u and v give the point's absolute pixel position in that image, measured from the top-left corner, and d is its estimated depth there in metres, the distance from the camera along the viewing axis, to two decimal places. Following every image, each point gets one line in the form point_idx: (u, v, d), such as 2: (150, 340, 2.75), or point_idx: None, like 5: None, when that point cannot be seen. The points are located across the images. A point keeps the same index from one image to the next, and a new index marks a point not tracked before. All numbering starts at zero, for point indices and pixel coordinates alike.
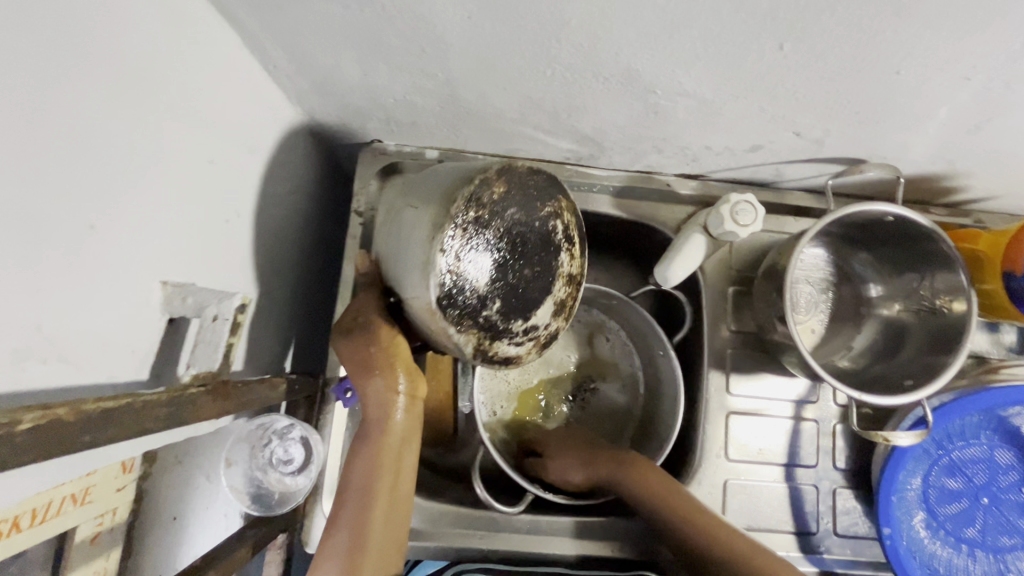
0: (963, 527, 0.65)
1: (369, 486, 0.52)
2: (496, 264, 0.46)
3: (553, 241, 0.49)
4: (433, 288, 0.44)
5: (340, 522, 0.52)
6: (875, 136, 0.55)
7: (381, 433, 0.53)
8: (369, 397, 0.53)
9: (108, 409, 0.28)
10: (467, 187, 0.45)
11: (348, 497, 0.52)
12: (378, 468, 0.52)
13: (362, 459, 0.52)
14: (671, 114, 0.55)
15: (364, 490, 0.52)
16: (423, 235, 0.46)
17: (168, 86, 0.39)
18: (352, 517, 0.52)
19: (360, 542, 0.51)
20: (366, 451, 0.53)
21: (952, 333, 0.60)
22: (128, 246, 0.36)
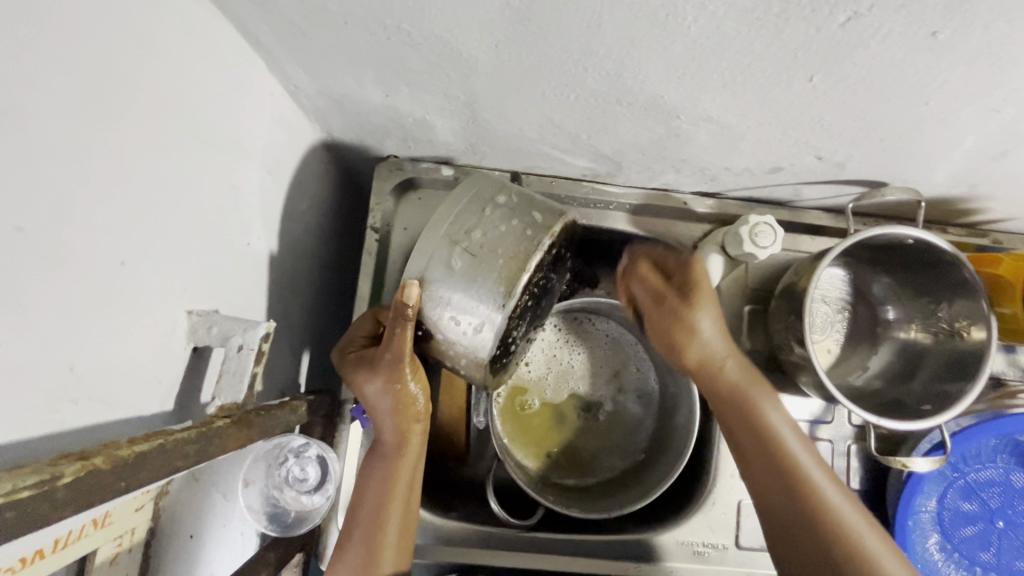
0: (978, 551, 0.65)
1: (382, 503, 0.54)
2: (527, 320, 0.53)
3: (558, 269, 0.56)
4: (487, 344, 0.49)
5: (354, 539, 0.53)
6: (898, 161, 0.54)
7: (397, 451, 0.55)
8: (386, 426, 0.55)
9: (141, 453, 0.28)
10: (534, 259, 0.49)
11: (362, 515, 0.54)
12: (391, 486, 0.55)
13: (377, 478, 0.55)
14: (693, 137, 0.54)
15: (378, 507, 0.54)
16: (486, 293, 0.48)
17: (193, 116, 0.39)
18: (365, 535, 0.53)
19: (374, 558, 0.52)
20: (382, 470, 0.55)
21: (971, 361, 0.60)
22: (153, 279, 0.35)
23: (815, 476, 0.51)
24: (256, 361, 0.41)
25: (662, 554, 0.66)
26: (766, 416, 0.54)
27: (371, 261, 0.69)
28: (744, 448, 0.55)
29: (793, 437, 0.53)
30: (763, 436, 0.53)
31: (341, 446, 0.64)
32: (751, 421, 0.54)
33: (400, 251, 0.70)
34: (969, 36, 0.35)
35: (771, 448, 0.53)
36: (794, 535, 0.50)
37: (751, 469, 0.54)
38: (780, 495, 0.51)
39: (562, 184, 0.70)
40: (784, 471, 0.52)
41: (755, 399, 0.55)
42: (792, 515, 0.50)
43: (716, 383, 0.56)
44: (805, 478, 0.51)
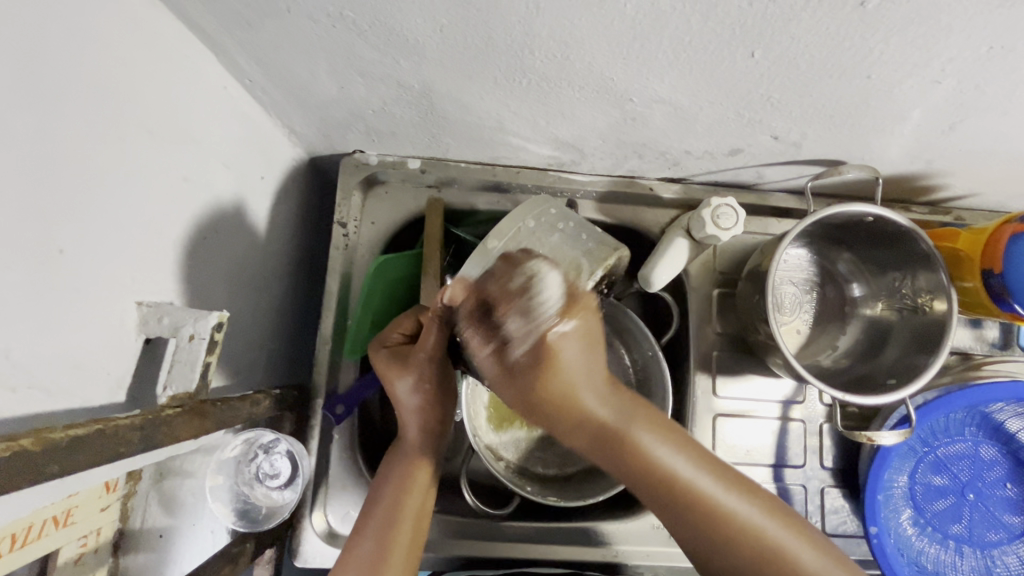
0: (950, 524, 0.65)
1: (402, 493, 0.53)
2: None
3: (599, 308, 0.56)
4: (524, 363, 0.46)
5: (370, 524, 0.52)
6: (851, 138, 0.55)
7: (423, 443, 0.56)
8: (409, 425, 0.56)
9: (77, 436, 0.28)
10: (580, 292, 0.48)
11: (379, 505, 0.53)
12: (411, 476, 0.55)
13: (397, 474, 0.55)
14: (649, 120, 0.55)
15: (397, 496, 0.53)
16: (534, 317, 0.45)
17: (140, 107, 0.39)
18: (378, 529, 0.51)
19: (388, 548, 0.50)
20: (400, 467, 0.55)
21: (934, 333, 0.60)
22: (99, 268, 0.36)
23: (733, 505, 0.45)
24: (208, 350, 0.41)
25: (637, 536, 0.66)
26: (647, 449, 0.46)
27: (341, 256, 0.69)
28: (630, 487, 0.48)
29: (682, 464, 0.46)
30: (655, 486, 0.46)
31: (313, 442, 0.64)
32: (614, 458, 0.46)
33: (370, 245, 0.71)
34: (896, 4, 0.36)
35: (672, 495, 0.46)
36: (724, 568, 0.45)
37: (661, 508, 0.46)
38: (694, 533, 0.45)
39: (528, 174, 0.71)
40: (701, 510, 0.45)
41: (633, 436, 0.46)
42: (712, 551, 0.45)
43: (597, 426, 0.46)
44: (712, 504, 0.45)
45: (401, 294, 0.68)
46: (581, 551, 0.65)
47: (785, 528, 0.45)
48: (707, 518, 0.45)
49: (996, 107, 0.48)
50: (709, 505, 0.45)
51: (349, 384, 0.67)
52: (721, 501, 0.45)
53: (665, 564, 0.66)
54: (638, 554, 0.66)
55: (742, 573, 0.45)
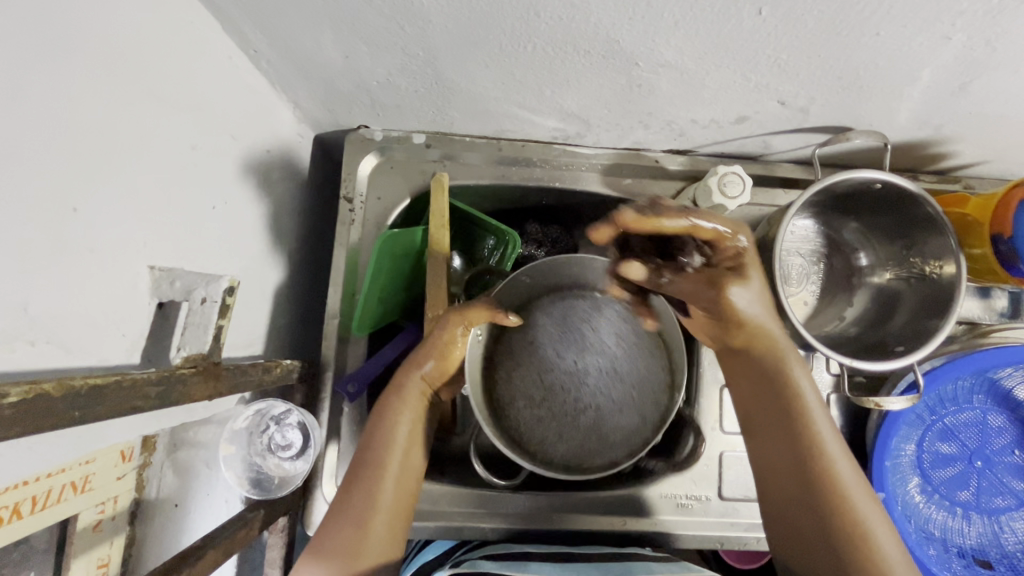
0: (957, 491, 0.65)
1: (383, 452, 0.51)
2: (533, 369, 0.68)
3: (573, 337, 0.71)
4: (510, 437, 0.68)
5: (355, 489, 0.49)
6: (860, 102, 0.55)
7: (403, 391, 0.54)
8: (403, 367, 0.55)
9: (97, 385, 0.29)
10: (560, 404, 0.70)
11: (361, 469, 0.50)
12: (391, 439, 0.52)
13: (383, 418, 0.53)
14: (656, 87, 0.55)
15: (380, 453, 0.51)
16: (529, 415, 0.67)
17: (149, 72, 0.40)
18: (364, 478, 0.50)
19: (370, 505, 0.48)
20: (392, 406, 0.53)
21: (942, 297, 0.60)
22: (109, 228, 0.36)
23: (805, 405, 0.49)
24: (220, 313, 0.45)
25: (645, 507, 0.67)
26: (754, 327, 0.52)
27: (348, 232, 0.69)
28: (770, 420, 0.50)
29: (790, 366, 0.50)
30: (766, 377, 0.51)
31: (324, 414, 0.65)
32: (779, 407, 0.50)
33: (375, 221, 0.70)
34: None
35: (767, 377, 0.51)
36: (779, 471, 0.49)
37: (749, 384, 0.53)
38: (774, 434, 0.49)
39: (533, 148, 0.71)
40: (783, 408, 0.49)
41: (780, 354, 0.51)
42: (780, 455, 0.49)
43: (719, 322, 0.54)
44: (794, 409, 0.49)
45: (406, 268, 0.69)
46: (589, 519, 0.66)
47: (854, 473, 0.46)
48: (790, 422, 0.49)
49: (1007, 66, 0.47)
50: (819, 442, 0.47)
51: (357, 358, 0.68)
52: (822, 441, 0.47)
53: (672, 533, 0.66)
54: (647, 524, 0.67)
55: (786, 474, 0.48)
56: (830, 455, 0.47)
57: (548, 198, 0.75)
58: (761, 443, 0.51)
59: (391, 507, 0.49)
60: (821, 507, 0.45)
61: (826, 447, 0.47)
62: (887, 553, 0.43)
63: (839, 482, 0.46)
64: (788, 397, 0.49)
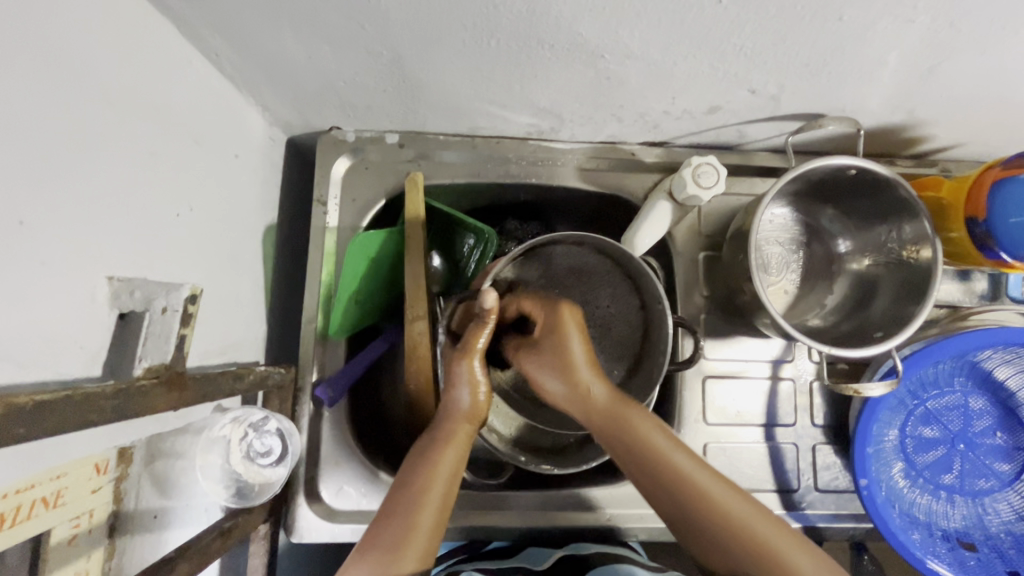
0: (940, 475, 0.65)
1: (429, 473, 0.54)
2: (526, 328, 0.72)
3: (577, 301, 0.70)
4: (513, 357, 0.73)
5: (396, 511, 0.51)
6: (829, 88, 0.54)
7: (461, 419, 0.60)
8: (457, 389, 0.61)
9: (44, 401, 0.28)
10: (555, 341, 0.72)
11: (410, 483, 0.54)
12: (440, 459, 0.56)
13: (432, 443, 0.58)
14: (625, 79, 0.54)
15: (429, 469, 0.55)
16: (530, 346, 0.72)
17: (101, 78, 0.39)
18: (412, 491, 0.53)
19: (414, 518, 0.51)
20: (443, 431, 0.59)
21: (920, 282, 0.60)
22: (60, 239, 0.35)
23: (722, 500, 0.49)
24: (182, 323, 0.45)
25: (631, 501, 0.67)
26: (649, 439, 0.53)
27: (323, 235, 0.68)
28: (659, 491, 0.51)
29: (695, 469, 0.51)
30: (681, 496, 0.50)
31: (304, 419, 0.65)
32: (660, 483, 0.51)
33: (351, 223, 0.69)
34: None
35: (638, 452, 0.53)
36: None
37: (661, 505, 0.52)
38: (718, 541, 0.48)
39: (508, 144, 0.70)
40: (708, 515, 0.49)
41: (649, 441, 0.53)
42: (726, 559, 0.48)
43: (608, 428, 0.55)
44: (717, 510, 0.49)
45: (383, 269, 0.68)
46: (574, 515, 0.67)
47: (804, 552, 0.47)
48: (721, 523, 0.48)
49: (974, 46, 0.47)
50: (726, 512, 0.49)
51: (337, 362, 0.67)
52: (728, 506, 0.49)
53: (659, 526, 0.67)
54: (633, 518, 0.67)
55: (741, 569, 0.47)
56: (769, 542, 0.47)
57: (526, 194, 0.75)
58: (703, 551, 0.50)
59: (435, 520, 0.52)
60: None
61: (755, 528, 0.48)
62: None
63: (787, 563, 0.46)
64: (670, 475, 0.51)
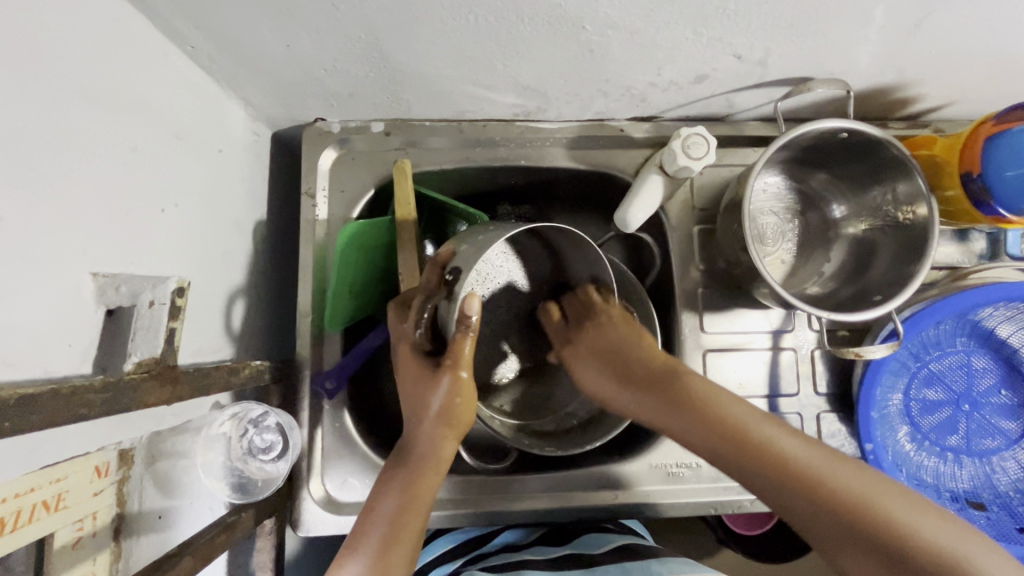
0: (947, 436, 0.65)
1: (410, 499, 0.54)
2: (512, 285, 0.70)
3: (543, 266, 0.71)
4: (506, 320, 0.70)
5: (371, 530, 0.51)
6: (816, 49, 0.53)
7: (432, 452, 0.56)
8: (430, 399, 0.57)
9: (28, 395, 0.28)
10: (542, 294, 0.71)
11: (381, 511, 0.53)
12: (414, 484, 0.55)
13: (406, 466, 0.56)
14: (608, 51, 0.54)
15: (402, 496, 0.54)
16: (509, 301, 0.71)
17: (75, 71, 0.38)
18: (384, 519, 0.52)
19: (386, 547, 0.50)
20: (418, 452, 0.57)
21: (918, 241, 0.59)
22: (40, 235, 0.35)
23: (834, 475, 0.46)
24: (171, 316, 0.41)
25: (636, 479, 0.67)
26: (729, 415, 0.52)
27: (313, 228, 0.68)
28: (748, 467, 0.50)
29: (787, 440, 0.49)
30: (772, 469, 0.48)
31: (304, 413, 0.65)
32: (757, 463, 0.49)
33: (340, 214, 0.69)
34: None
35: (721, 429, 0.52)
36: (860, 561, 0.44)
37: (762, 485, 0.49)
38: (832, 517, 0.45)
39: (496, 127, 0.70)
40: (804, 483, 0.47)
41: (739, 422, 0.51)
42: (843, 544, 0.44)
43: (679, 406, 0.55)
44: (836, 490, 0.45)
45: (376, 258, 0.68)
46: (580, 495, 0.66)
47: (910, 507, 0.44)
48: (812, 490, 0.46)
49: None
50: (815, 478, 0.46)
51: (334, 355, 0.67)
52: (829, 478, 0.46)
53: (665, 502, 0.66)
54: (639, 495, 0.67)
55: (862, 550, 0.43)
56: (882, 507, 0.44)
57: (516, 177, 0.74)
58: (802, 526, 0.47)
59: (404, 547, 0.51)
60: (911, 561, 0.42)
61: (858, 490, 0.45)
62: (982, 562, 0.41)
63: (900, 520, 0.43)
64: (758, 448, 0.50)
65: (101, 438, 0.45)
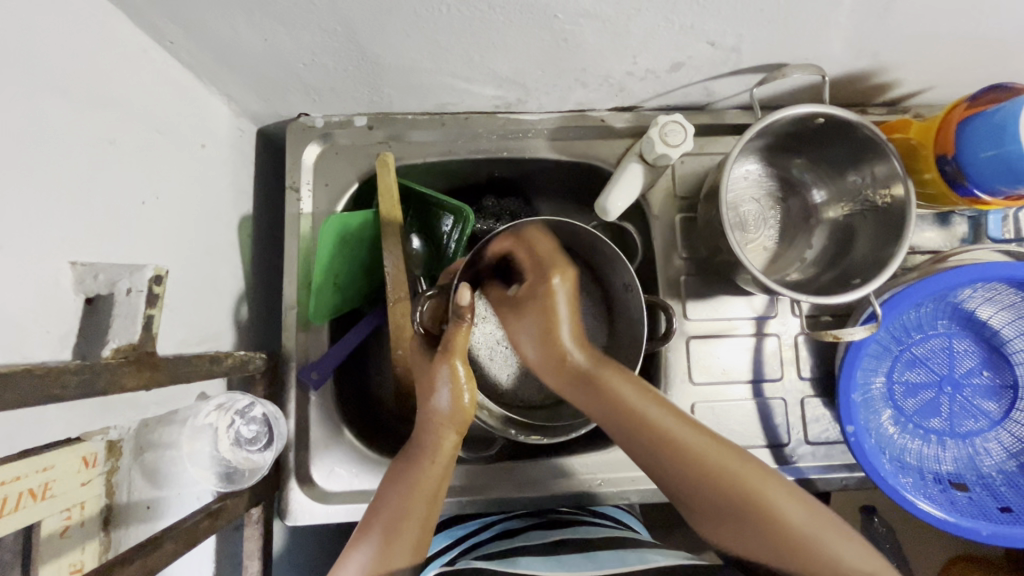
0: (929, 418, 0.66)
1: (410, 491, 0.53)
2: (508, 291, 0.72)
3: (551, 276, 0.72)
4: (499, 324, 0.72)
5: (376, 521, 0.51)
6: (788, 35, 0.54)
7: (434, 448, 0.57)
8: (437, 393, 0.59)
9: (2, 374, 0.28)
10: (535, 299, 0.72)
11: (388, 504, 0.52)
12: (421, 479, 0.55)
13: (411, 462, 0.56)
14: (582, 40, 0.54)
15: (408, 490, 0.53)
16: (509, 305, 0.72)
17: (51, 65, 0.39)
18: (390, 512, 0.52)
19: (392, 535, 0.50)
20: (426, 444, 0.57)
21: (896, 222, 0.60)
22: (17, 223, 0.36)
23: (723, 466, 0.51)
24: (149, 303, 0.43)
25: (622, 465, 0.68)
26: (638, 410, 0.55)
27: (298, 222, 0.68)
28: (646, 454, 0.54)
29: (706, 450, 0.52)
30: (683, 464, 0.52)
31: (291, 404, 0.66)
32: (655, 451, 0.53)
33: (325, 208, 0.69)
34: None
35: (626, 421, 0.55)
36: (742, 537, 0.50)
37: (656, 468, 0.54)
38: (713, 502, 0.51)
39: (477, 120, 0.70)
40: (696, 478, 0.51)
41: (645, 414, 0.55)
42: (723, 521, 0.51)
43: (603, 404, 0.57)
44: (721, 480, 0.51)
45: (359, 250, 0.69)
46: (567, 483, 0.67)
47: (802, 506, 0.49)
48: (705, 480, 0.51)
49: None
50: (705, 468, 0.51)
51: (320, 347, 0.68)
52: (710, 463, 0.52)
53: (650, 488, 0.67)
54: (624, 481, 0.67)
55: (737, 530, 0.50)
56: (764, 498, 0.50)
57: (499, 169, 0.75)
58: (685, 504, 0.53)
59: (412, 539, 0.51)
60: (780, 550, 0.48)
61: (759, 492, 0.50)
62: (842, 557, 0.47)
63: (787, 518, 0.49)
64: (654, 436, 0.54)
65: (85, 427, 0.46)
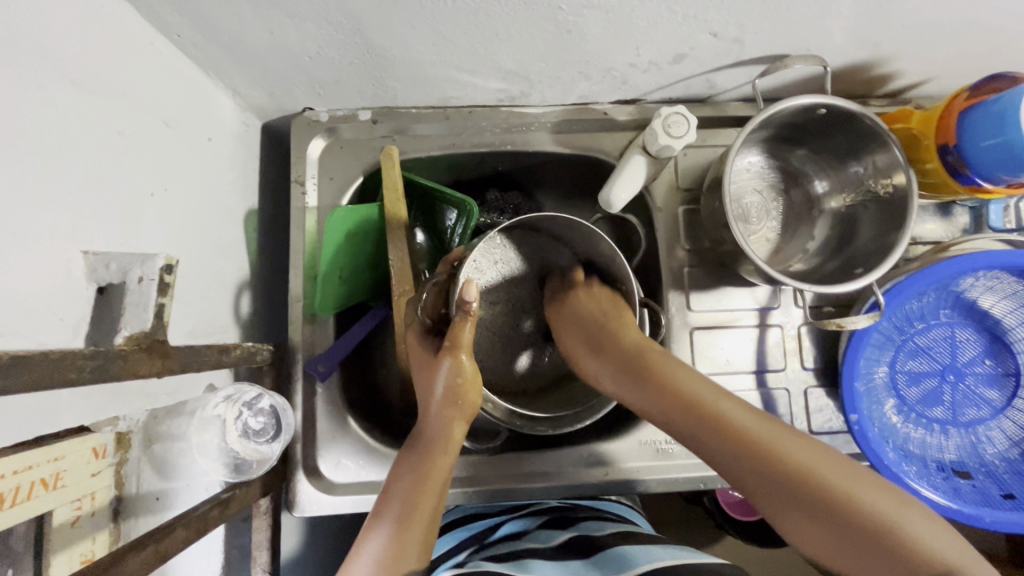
0: (932, 407, 0.66)
1: (420, 483, 0.54)
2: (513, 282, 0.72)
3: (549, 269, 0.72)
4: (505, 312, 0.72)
5: (385, 516, 0.52)
6: (790, 26, 0.54)
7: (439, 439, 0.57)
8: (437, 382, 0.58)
9: (20, 357, 0.29)
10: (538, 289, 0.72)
11: (395, 499, 0.54)
12: (427, 472, 0.55)
13: (417, 455, 0.57)
14: (585, 31, 0.54)
15: (413, 485, 0.54)
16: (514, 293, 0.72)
17: (63, 56, 0.39)
18: (398, 507, 0.53)
19: (401, 530, 0.51)
20: (429, 436, 0.57)
21: (898, 211, 0.60)
22: (31, 211, 0.36)
23: (809, 462, 0.47)
24: (160, 292, 0.43)
25: (627, 455, 0.68)
26: (715, 407, 0.52)
27: (303, 216, 0.69)
28: (725, 456, 0.50)
29: (787, 441, 0.49)
30: (744, 453, 0.49)
31: (298, 396, 0.66)
32: (734, 451, 0.49)
33: (330, 202, 0.70)
34: None
35: (698, 420, 0.52)
36: (808, 523, 0.45)
37: (734, 470, 0.50)
38: (805, 504, 0.46)
39: (480, 113, 0.71)
40: (780, 476, 0.47)
41: (719, 410, 0.52)
42: (784, 504, 0.47)
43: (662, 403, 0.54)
44: (812, 480, 0.46)
45: (364, 243, 0.69)
46: (573, 473, 0.67)
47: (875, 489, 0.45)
48: (793, 478, 0.47)
49: None
50: (788, 463, 0.47)
51: (326, 340, 0.68)
52: (795, 462, 0.47)
53: (655, 478, 0.67)
54: (629, 471, 0.67)
55: (832, 535, 0.44)
56: (855, 494, 0.45)
57: (503, 163, 0.75)
58: (775, 511, 0.48)
59: (420, 534, 0.52)
60: (891, 556, 0.42)
61: (847, 485, 0.45)
62: (959, 560, 0.42)
63: (874, 511, 0.44)
64: (729, 435, 0.50)
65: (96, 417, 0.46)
